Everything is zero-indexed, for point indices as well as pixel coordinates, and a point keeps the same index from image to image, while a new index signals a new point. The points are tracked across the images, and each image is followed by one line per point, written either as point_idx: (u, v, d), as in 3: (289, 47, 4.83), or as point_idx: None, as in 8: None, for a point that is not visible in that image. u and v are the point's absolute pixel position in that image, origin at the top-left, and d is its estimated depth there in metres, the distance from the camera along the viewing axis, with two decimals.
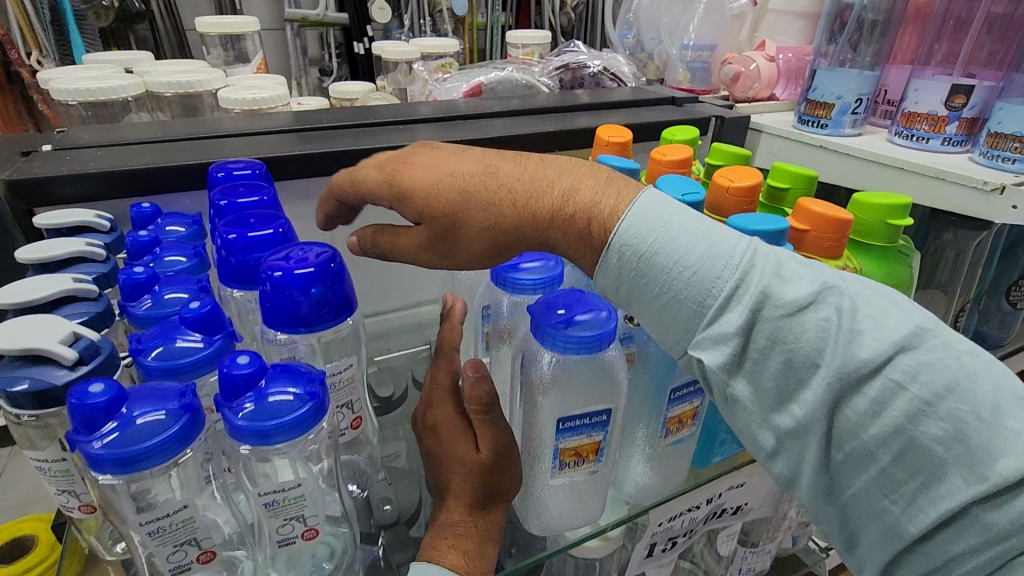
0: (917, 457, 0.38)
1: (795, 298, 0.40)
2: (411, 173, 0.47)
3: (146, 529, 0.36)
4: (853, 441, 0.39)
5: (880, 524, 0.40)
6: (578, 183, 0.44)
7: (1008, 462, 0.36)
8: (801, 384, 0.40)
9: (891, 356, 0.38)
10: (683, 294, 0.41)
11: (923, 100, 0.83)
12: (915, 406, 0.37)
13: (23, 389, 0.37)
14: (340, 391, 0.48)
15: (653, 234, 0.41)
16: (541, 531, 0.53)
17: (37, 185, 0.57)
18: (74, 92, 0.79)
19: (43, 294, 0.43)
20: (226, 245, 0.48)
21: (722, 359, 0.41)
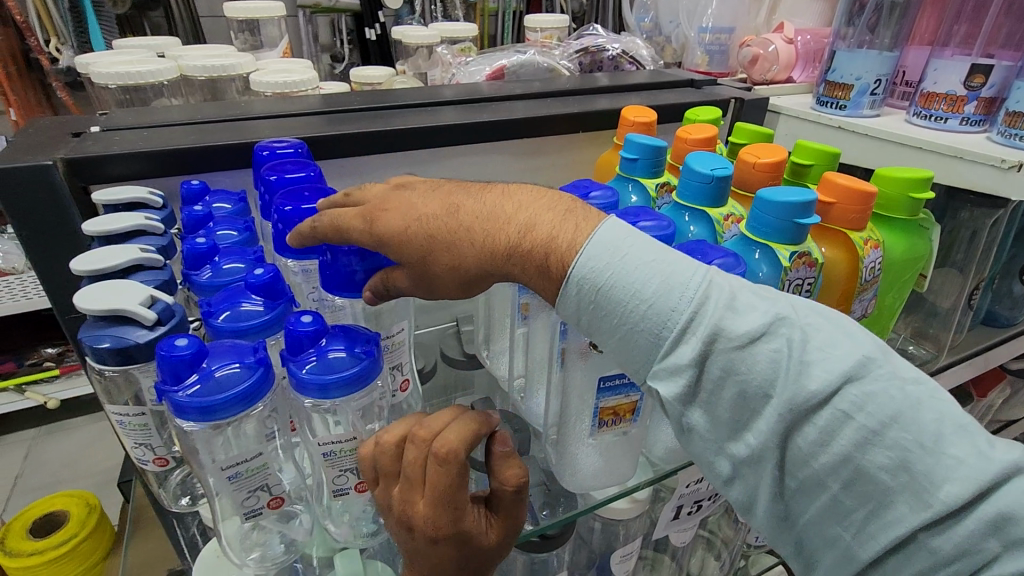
0: (864, 485, 0.37)
1: (747, 330, 0.38)
2: (386, 215, 0.45)
3: (226, 473, 0.40)
4: (805, 468, 0.38)
5: (836, 549, 0.39)
6: (536, 218, 0.43)
7: (949, 488, 0.35)
8: (754, 414, 0.39)
9: (837, 388, 0.37)
10: (640, 325, 0.40)
11: (941, 80, 0.85)
12: (861, 436, 0.36)
13: (108, 346, 0.40)
14: (392, 353, 0.52)
15: (610, 268, 0.40)
16: (575, 488, 0.57)
17: (90, 163, 0.59)
18: (115, 76, 0.81)
19: (116, 262, 0.47)
20: (283, 218, 0.51)
21: (678, 391, 0.39)
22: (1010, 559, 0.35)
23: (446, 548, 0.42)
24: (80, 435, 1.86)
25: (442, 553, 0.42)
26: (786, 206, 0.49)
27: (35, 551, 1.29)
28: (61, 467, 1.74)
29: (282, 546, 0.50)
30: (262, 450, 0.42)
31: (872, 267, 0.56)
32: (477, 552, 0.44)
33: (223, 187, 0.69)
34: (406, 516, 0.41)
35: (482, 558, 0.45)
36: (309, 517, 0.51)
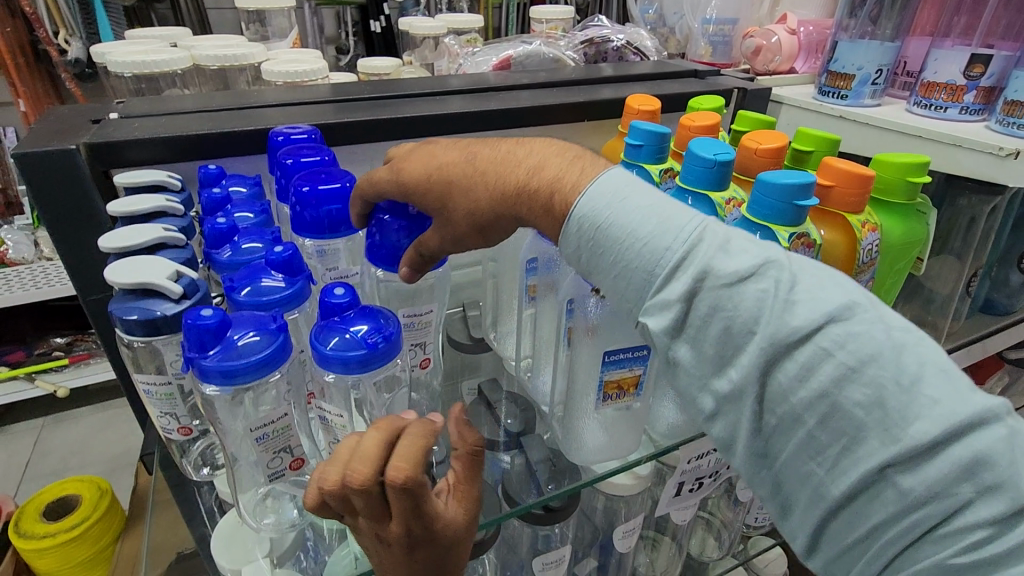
0: (840, 421, 0.35)
1: (735, 270, 0.37)
2: (411, 167, 0.49)
3: (255, 435, 0.43)
4: (783, 405, 0.37)
5: (807, 489, 0.38)
6: (545, 161, 0.45)
7: (920, 426, 0.34)
8: (738, 349, 0.37)
9: (820, 325, 0.35)
10: (634, 263, 0.40)
11: (942, 70, 0.86)
12: (839, 372, 0.35)
13: (136, 318, 0.42)
14: (416, 331, 0.53)
15: (610, 209, 0.41)
16: (579, 461, 0.59)
17: (110, 147, 0.61)
18: (131, 65, 0.83)
19: (141, 240, 0.49)
20: (301, 199, 0.53)
21: (666, 325, 0.38)
22: (984, 505, 0.34)
23: (425, 552, 0.43)
24: (88, 422, 1.89)
25: (421, 557, 0.43)
26: (786, 188, 0.51)
27: (49, 532, 1.32)
28: (69, 455, 1.77)
29: (296, 511, 0.52)
30: (286, 411, 0.44)
31: (869, 249, 0.57)
32: (453, 547, 0.45)
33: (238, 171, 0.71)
34: (378, 535, 0.41)
35: (452, 551, 0.45)
36: None
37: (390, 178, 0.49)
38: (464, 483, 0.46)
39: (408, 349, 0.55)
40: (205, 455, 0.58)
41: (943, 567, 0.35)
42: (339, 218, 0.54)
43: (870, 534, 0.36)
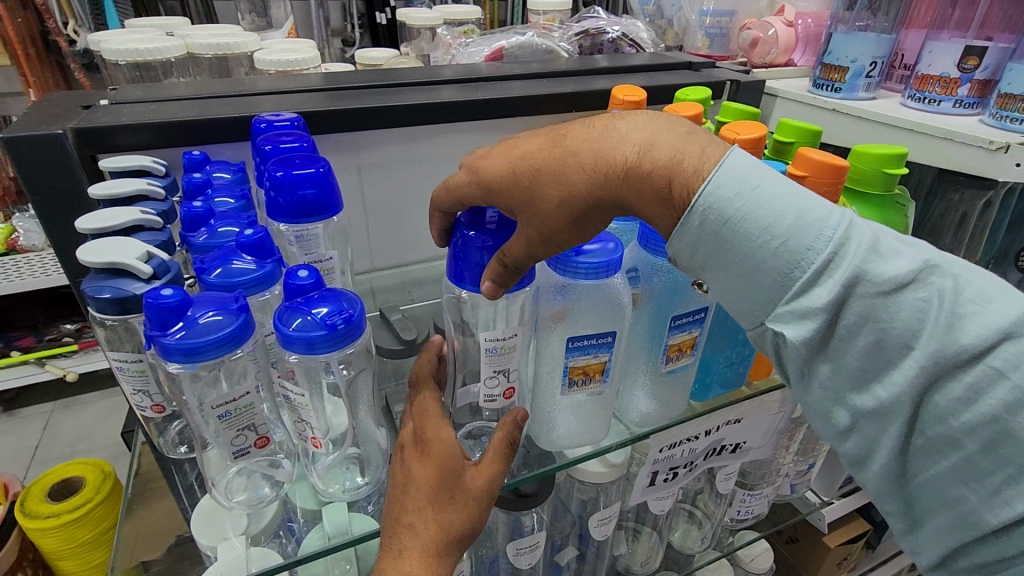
0: (1008, 448, 0.36)
1: (894, 276, 0.38)
2: (491, 165, 0.48)
3: (217, 412, 0.43)
4: (941, 426, 0.38)
5: (956, 512, 0.40)
6: (655, 139, 0.43)
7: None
8: (890, 365, 0.39)
9: (994, 344, 0.36)
10: (769, 263, 0.40)
11: (936, 63, 0.85)
12: (1013, 395, 0.36)
13: (107, 297, 0.43)
14: (499, 356, 0.50)
15: (740, 199, 0.40)
16: (551, 447, 0.59)
17: (100, 133, 0.62)
18: (124, 52, 0.84)
19: (117, 223, 0.50)
20: (275, 183, 0.53)
21: (806, 334, 0.40)
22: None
23: (428, 471, 0.47)
24: (95, 408, 1.92)
25: (424, 480, 0.47)
26: None
27: (53, 513, 1.35)
28: (77, 439, 1.81)
29: (269, 489, 0.54)
30: (247, 390, 0.44)
31: None
32: (458, 484, 0.47)
33: (224, 159, 0.72)
34: (400, 444, 0.50)
35: (452, 504, 0.46)
36: (293, 464, 0.54)
37: (470, 179, 0.49)
38: (496, 455, 0.49)
39: (489, 376, 0.52)
40: (183, 434, 0.61)
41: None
42: (313, 203, 0.55)
43: (1020, 558, 0.38)
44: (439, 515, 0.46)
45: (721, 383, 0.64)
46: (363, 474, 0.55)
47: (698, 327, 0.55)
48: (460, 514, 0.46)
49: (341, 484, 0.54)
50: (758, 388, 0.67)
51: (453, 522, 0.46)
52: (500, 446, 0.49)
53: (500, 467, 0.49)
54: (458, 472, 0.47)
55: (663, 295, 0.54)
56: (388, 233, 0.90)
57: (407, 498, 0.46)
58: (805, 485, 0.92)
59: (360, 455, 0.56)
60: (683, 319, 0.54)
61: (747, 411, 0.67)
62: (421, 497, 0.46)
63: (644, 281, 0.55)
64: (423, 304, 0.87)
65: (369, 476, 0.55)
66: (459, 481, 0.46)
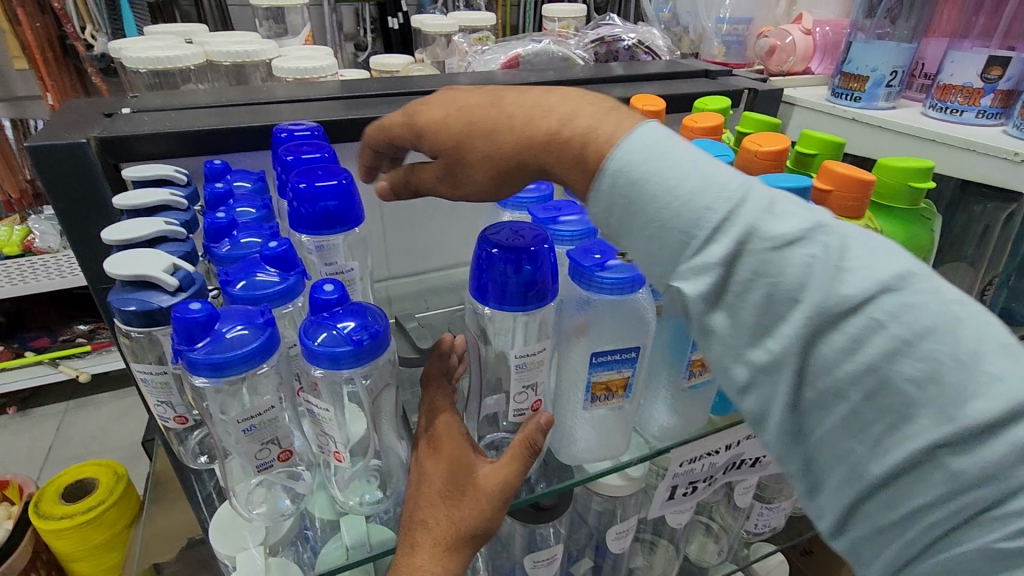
0: (888, 397, 0.32)
1: (783, 233, 0.35)
2: (426, 111, 0.46)
3: (242, 426, 0.44)
4: (825, 378, 0.34)
5: (843, 466, 0.35)
6: (580, 110, 0.41)
7: (980, 404, 0.31)
8: (780, 319, 0.35)
9: (873, 295, 0.32)
10: (670, 223, 0.37)
11: (958, 73, 0.84)
12: (892, 344, 0.32)
13: (132, 309, 0.44)
14: (526, 371, 0.50)
15: (646, 162, 0.37)
16: (570, 460, 0.59)
17: (122, 142, 0.62)
18: (145, 60, 0.85)
19: (142, 235, 0.50)
20: (297, 194, 0.53)
21: (702, 290, 0.36)
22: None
23: (439, 467, 0.47)
24: (108, 409, 1.94)
25: (435, 475, 0.46)
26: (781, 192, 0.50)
27: (66, 514, 1.36)
28: (90, 439, 1.82)
29: (289, 501, 0.53)
30: (272, 404, 0.45)
31: None
32: (471, 480, 0.47)
33: (243, 167, 0.73)
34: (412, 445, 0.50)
35: (464, 499, 0.46)
36: (313, 476, 0.54)
37: (404, 121, 0.48)
38: (511, 458, 0.48)
39: (518, 391, 0.51)
40: (203, 443, 0.61)
41: (991, 552, 0.31)
42: (335, 214, 0.54)
43: (911, 519, 0.34)
44: (452, 511, 0.45)
45: None
46: (383, 488, 0.55)
47: None
48: (473, 510, 0.46)
49: (361, 496, 0.54)
50: None
51: (466, 518, 0.45)
52: (519, 447, 0.49)
53: (517, 467, 0.48)
54: (470, 468, 0.47)
55: None
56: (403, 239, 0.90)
57: (420, 495, 0.46)
58: None
59: (381, 468, 0.55)
60: None
61: None
62: (433, 492, 0.46)
63: None
64: (440, 311, 0.87)
65: (390, 491, 0.54)
66: (471, 476, 0.46)
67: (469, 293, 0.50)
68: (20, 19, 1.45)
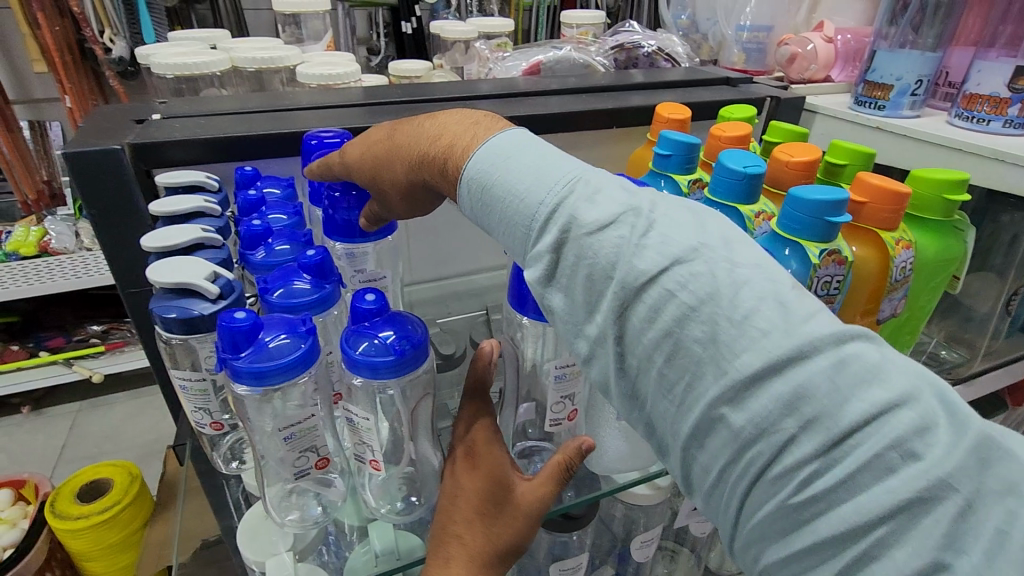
0: (682, 358, 0.32)
1: (599, 217, 0.35)
2: (347, 148, 0.54)
3: (283, 434, 0.44)
4: (637, 346, 0.34)
5: (667, 428, 0.35)
6: (446, 128, 0.45)
7: (746, 359, 0.31)
8: (600, 294, 0.35)
9: (663, 267, 0.33)
10: (513, 219, 0.38)
11: (985, 82, 0.84)
12: (680, 312, 0.32)
13: (173, 316, 0.44)
14: (564, 381, 0.52)
15: (494, 168, 0.40)
16: (599, 470, 0.59)
17: (155, 149, 0.63)
18: (172, 67, 0.86)
19: (179, 242, 0.51)
20: (332, 203, 0.57)
21: (537, 275, 0.37)
22: (806, 442, 0.30)
23: (477, 482, 0.46)
24: (122, 409, 1.95)
25: (472, 490, 0.46)
26: (820, 204, 0.50)
27: (83, 514, 1.37)
28: (103, 439, 1.83)
29: (320, 509, 0.54)
30: (311, 412, 0.45)
31: (902, 267, 0.56)
32: (508, 499, 0.46)
33: (274, 173, 0.74)
34: (449, 459, 0.50)
35: (501, 517, 0.46)
36: (345, 483, 0.54)
37: (332, 158, 0.55)
38: (548, 480, 0.48)
39: (556, 400, 0.53)
40: (234, 449, 0.61)
41: (786, 507, 0.31)
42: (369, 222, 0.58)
43: (722, 479, 0.33)
44: (488, 529, 0.45)
45: None
46: (417, 494, 0.55)
47: None
48: (509, 529, 0.46)
49: (392, 503, 0.54)
50: None
51: (501, 535, 0.45)
52: (557, 468, 0.49)
53: (552, 489, 0.48)
54: (508, 487, 0.47)
55: None
56: None
57: (455, 509, 0.46)
58: None
59: (412, 477, 0.55)
60: None
61: None
62: (470, 509, 0.45)
63: None
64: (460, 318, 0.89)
65: (423, 499, 0.54)
66: (511, 495, 0.46)
67: (505, 302, 0.51)
68: (41, 23, 1.46)
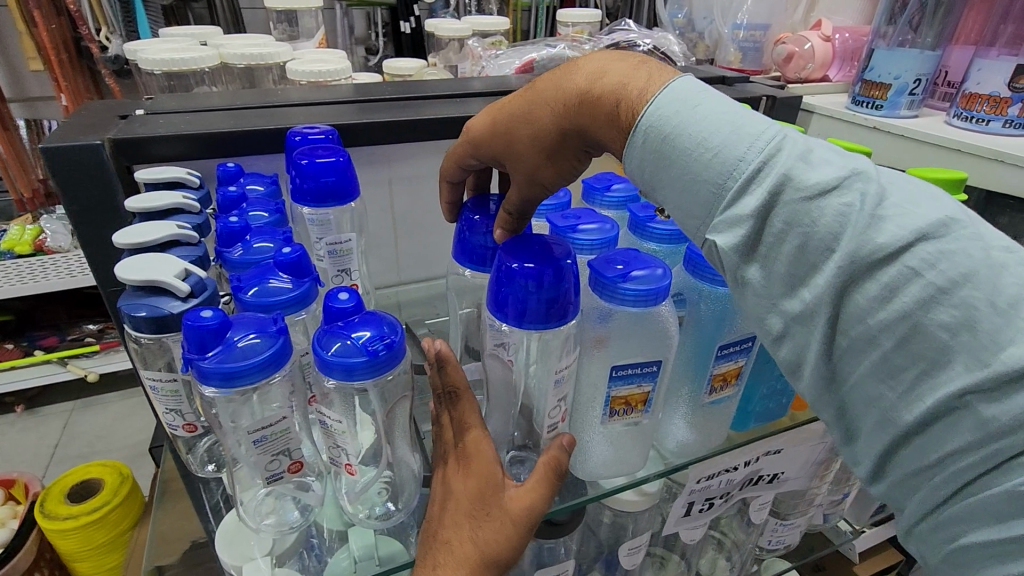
0: (922, 343, 0.32)
1: (820, 181, 0.35)
2: (480, 122, 0.54)
3: (253, 437, 0.43)
4: (857, 326, 0.34)
5: (876, 412, 0.36)
6: (607, 66, 0.44)
7: (1014, 351, 0.30)
8: (813, 269, 0.35)
9: (910, 243, 0.32)
10: (703, 175, 0.38)
11: (985, 81, 0.82)
12: (926, 293, 0.32)
13: (143, 315, 0.43)
14: (563, 385, 0.49)
15: (679, 117, 0.39)
16: (585, 476, 0.57)
17: (135, 145, 0.61)
18: (161, 63, 0.84)
19: (153, 238, 0.50)
20: (470, 226, 0.54)
21: (734, 243, 0.37)
22: None
23: (467, 484, 0.45)
24: (114, 409, 1.93)
25: (462, 491, 0.45)
26: None
27: (72, 514, 1.35)
28: (95, 439, 1.82)
29: (297, 513, 0.52)
30: (284, 415, 0.44)
31: None
32: (495, 500, 0.45)
33: (257, 170, 0.73)
34: (442, 460, 0.49)
35: (486, 520, 0.44)
36: (322, 487, 0.53)
37: (464, 139, 0.56)
38: (535, 485, 0.46)
39: (552, 406, 0.51)
40: (210, 452, 0.60)
41: (1015, 495, 0.31)
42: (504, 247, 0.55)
43: (942, 462, 0.34)
44: (476, 534, 0.43)
45: (764, 413, 0.62)
46: (395, 501, 0.53)
47: (744, 357, 0.54)
48: (496, 533, 0.43)
49: (371, 509, 0.52)
50: (799, 419, 0.65)
51: (488, 540, 0.43)
52: (545, 471, 0.46)
53: (542, 495, 0.46)
54: (495, 491, 0.45)
55: (709, 322, 0.53)
56: (417, 247, 0.90)
57: (445, 513, 0.45)
58: (838, 515, 0.89)
59: (392, 481, 0.53)
60: (729, 348, 0.53)
61: (789, 441, 0.65)
62: (459, 511, 0.44)
63: (690, 306, 0.54)
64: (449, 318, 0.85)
65: (401, 504, 0.53)
66: (497, 496, 0.45)
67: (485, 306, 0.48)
68: (37, 20, 1.45)
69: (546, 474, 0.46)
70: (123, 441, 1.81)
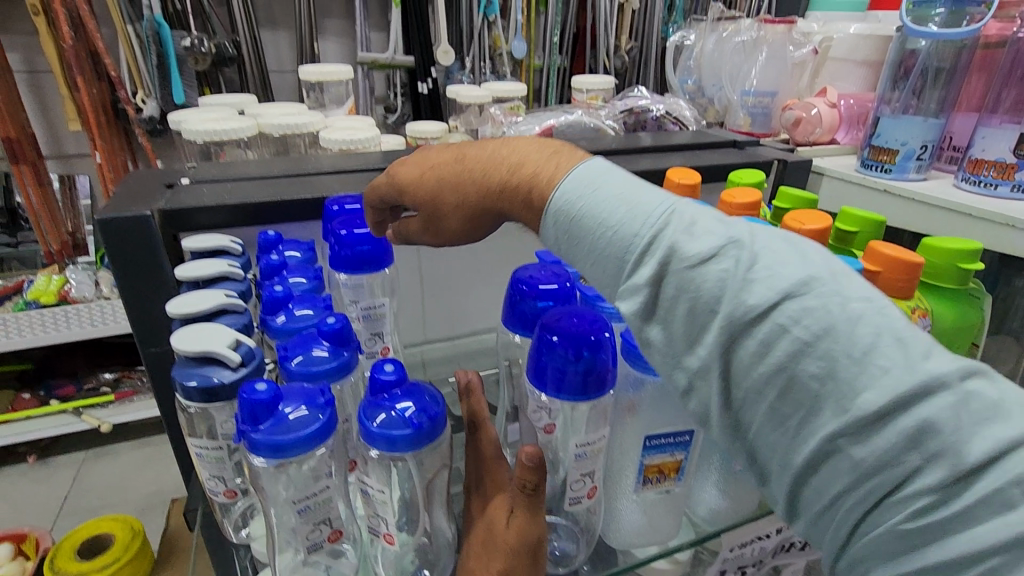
0: (796, 394, 0.33)
1: (699, 252, 0.36)
2: (404, 170, 0.52)
3: (298, 505, 0.45)
4: (745, 379, 0.34)
5: (774, 459, 0.35)
6: (525, 158, 0.45)
7: (869, 396, 0.31)
8: (703, 328, 0.35)
9: (776, 302, 0.33)
10: (606, 251, 0.39)
11: (990, 148, 0.86)
12: (795, 347, 0.32)
13: (194, 384, 0.45)
14: (588, 459, 0.48)
15: (581, 201, 0.40)
16: (618, 544, 0.56)
17: (182, 214, 0.65)
18: (202, 133, 0.90)
19: (204, 308, 0.52)
20: (521, 293, 0.55)
21: (636, 310, 0.38)
22: (928, 473, 0.31)
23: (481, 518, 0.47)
24: (126, 460, 1.92)
25: (478, 524, 0.47)
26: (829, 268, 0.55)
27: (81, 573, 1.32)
28: (107, 491, 1.80)
29: None
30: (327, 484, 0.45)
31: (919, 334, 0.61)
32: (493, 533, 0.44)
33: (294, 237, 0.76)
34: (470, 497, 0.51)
35: (492, 548, 0.44)
36: (357, 555, 0.52)
37: (387, 181, 0.53)
38: (518, 513, 0.43)
39: (575, 478, 0.49)
40: (245, 515, 0.60)
41: (900, 533, 0.32)
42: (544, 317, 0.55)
43: (835, 503, 0.34)
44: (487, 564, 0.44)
45: None
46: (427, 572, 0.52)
47: None
48: (498, 564, 0.43)
49: None
50: None
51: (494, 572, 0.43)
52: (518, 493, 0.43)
53: (528, 518, 0.43)
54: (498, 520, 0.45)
55: None
56: (441, 306, 0.91)
57: (470, 552, 0.47)
58: None
59: (425, 550, 0.53)
60: None
61: None
62: (476, 547, 0.46)
63: None
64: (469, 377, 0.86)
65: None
66: (493, 529, 0.44)
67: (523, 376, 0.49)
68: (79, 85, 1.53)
69: (524, 498, 0.43)
70: (139, 493, 1.80)
